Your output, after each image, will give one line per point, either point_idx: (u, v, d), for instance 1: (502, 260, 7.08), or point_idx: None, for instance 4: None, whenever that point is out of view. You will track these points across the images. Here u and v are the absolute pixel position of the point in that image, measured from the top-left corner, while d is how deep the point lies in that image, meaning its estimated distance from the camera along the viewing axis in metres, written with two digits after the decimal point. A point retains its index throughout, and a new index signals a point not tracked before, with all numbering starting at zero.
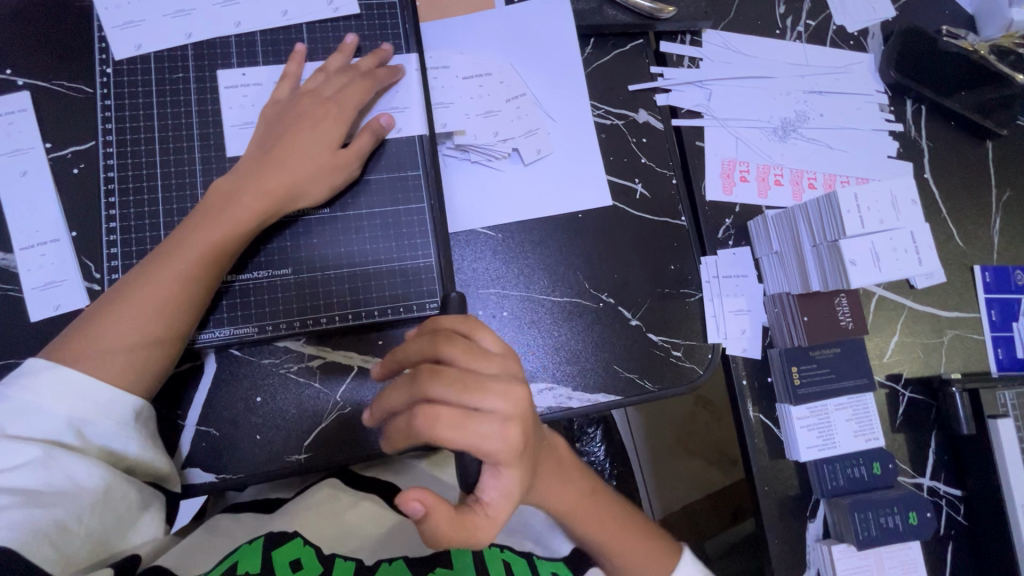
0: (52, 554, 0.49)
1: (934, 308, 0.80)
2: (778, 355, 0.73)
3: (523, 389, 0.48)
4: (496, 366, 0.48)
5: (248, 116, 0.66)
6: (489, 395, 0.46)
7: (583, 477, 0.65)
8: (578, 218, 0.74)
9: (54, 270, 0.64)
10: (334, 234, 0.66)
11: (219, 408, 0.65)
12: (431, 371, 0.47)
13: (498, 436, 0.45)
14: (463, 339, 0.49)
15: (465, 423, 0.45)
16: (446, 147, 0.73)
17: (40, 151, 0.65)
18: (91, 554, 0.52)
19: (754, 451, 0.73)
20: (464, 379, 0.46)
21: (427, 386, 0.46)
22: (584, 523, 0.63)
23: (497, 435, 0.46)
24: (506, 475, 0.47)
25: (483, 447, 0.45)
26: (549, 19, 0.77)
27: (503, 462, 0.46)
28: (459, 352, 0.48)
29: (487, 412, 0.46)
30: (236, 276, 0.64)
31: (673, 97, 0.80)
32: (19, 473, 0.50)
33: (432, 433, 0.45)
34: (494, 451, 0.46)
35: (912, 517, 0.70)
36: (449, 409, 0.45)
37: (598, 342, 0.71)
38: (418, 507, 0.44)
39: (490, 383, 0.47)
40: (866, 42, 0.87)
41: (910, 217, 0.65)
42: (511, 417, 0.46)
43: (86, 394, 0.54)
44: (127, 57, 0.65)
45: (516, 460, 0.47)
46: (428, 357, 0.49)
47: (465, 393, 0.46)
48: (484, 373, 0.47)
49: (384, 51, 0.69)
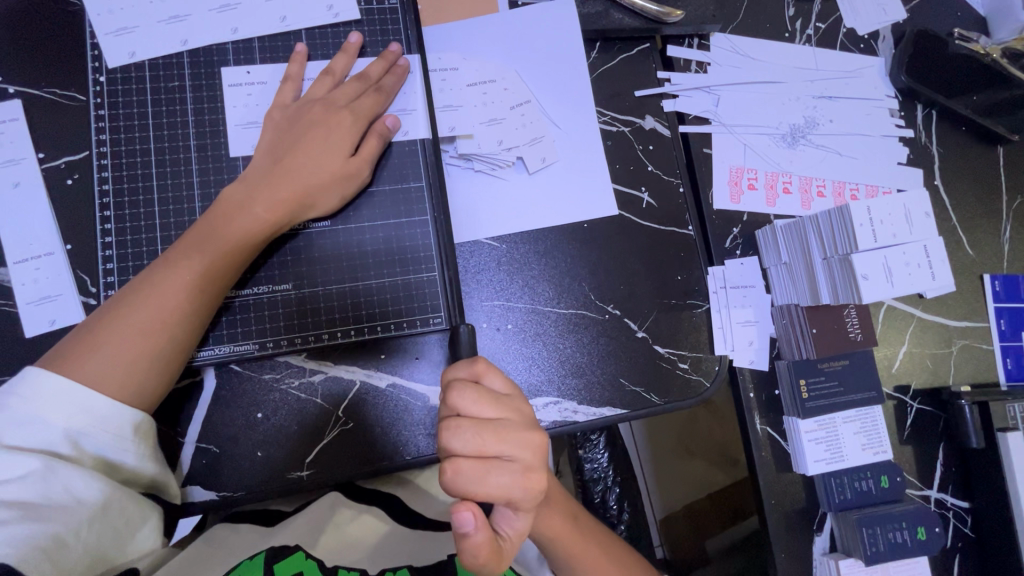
0: (49, 569, 0.48)
1: (943, 318, 0.79)
2: (785, 367, 0.72)
3: (538, 435, 0.49)
4: (509, 412, 0.49)
5: (254, 115, 0.65)
6: (507, 445, 0.47)
7: (573, 510, 0.69)
8: (584, 227, 0.73)
9: (49, 284, 0.62)
10: (337, 247, 0.65)
11: (219, 425, 0.64)
12: (450, 425, 0.47)
13: (520, 485, 0.47)
14: (474, 385, 0.49)
15: (488, 475, 0.46)
16: (450, 155, 0.72)
17: (32, 162, 0.63)
18: (90, 568, 0.51)
19: (761, 465, 0.72)
20: (482, 431, 0.47)
21: (447, 441, 0.47)
22: (578, 560, 0.66)
23: (519, 485, 0.47)
24: (521, 516, 0.49)
25: (507, 497, 0.47)
26: (554, 23, 0.76)
27: (522, 507, 0.48)
28: (472, 400, 0.48)
29: (508, 462, 0.47)
30: (237, 291, 0.62)
31: (681, 102, 0.78)
32: (16, 485, 0.48)
33: (456, 485, 0.46)
34: (517, 499, 0.47)
35: (921, 532, 0.70)
36: (471, 462, 0.47)
37: (605, 355, 0.70)
38: (471, 521, 0.45)
39: (508, 432, 0.48)
40: (877, 45, 0.85)
41: (924, 231, 0.64)
42: (531, 466, 0.48)
43: (84, 406, 0.53)
44: (121, 65, 0.63)
45: (533, 505, 0.49)
46: (443, 407, 0.50)
47: (485, 445, 0.47)
48: (499, 422, 0.48)
49: (392, 54, 0.67)
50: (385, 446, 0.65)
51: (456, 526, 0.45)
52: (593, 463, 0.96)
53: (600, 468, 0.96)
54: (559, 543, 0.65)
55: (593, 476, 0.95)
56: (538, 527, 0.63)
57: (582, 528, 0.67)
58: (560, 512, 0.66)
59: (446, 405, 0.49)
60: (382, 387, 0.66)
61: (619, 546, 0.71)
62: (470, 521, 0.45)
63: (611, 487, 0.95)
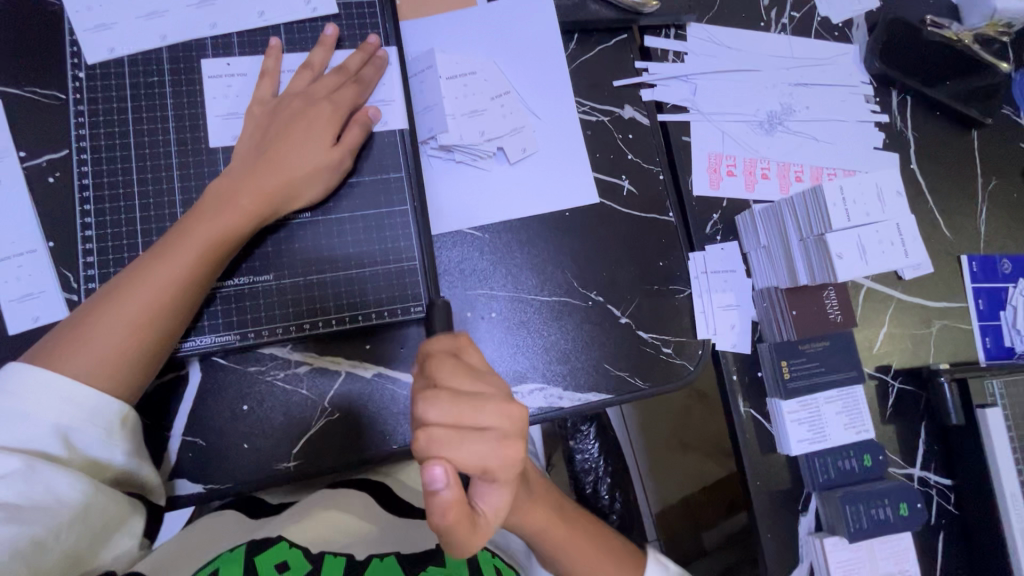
0: (25, 570, 0.47)
1: (922, 299, 0.81)
2: (768, 349, 0.73)
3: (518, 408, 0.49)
4: (487, 388, 0.50)
5: (235, 105, 0.65)
6: (484, 416, 0.48)
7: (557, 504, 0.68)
8: (565, 216, 0.73)
9: (32, 281, 0.62)
10: (316, 237, 0.65)
11: (205, 418, 0.64)
12: (426, 394, 0.47)
13: (496, 454, 0.47)
14: (452, 363, 0.50)
15: (462, 441, 0.46)
16: (431, 147, 0.72)
17: (14, 160, 0.64)
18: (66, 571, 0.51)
19: (745, 446, 0.73)
20: (458, 401, 0.48)
21: (422, 410, 0.47)
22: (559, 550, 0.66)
23: (495, 454, 0.48)
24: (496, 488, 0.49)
25: (482, 465, 0.47)
26: (531, 15, 0.77)
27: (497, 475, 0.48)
28: (450, 375, 0.49)
29: (484, 431, 0.47)
30: (221, 283, 0.63)
31: (659, 92, 0.79)
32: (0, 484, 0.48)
33: (429, 451, 0.46)
34: (493, 468, 0.48)
35: (903, 508, 0.70)
36: (447, 430, 0.46)
37: (590, 341, 0.71)
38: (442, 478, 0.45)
39: (485, 404, 0.48)
40: (851, 32, 0.86)
41: (896, 210, 0.66)
42: (508, 435, 0.48)
43: (71, 399, 0.53)
44: (101, 62, 0.64)
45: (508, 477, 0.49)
46: (420, 381, 0.50)
47: (461, 415, 0.47)
48: (477, 396, 0.48)
49: (371, 45, 0.67)
50: (372, 435, 0.66)
51: (426, 483, 0.45)
52: (583, 454, 0.96)
53: (589, 459, 0.95)
54: (539, 535, 0.65)
55: (584, 467, 0.95)
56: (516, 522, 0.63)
57: (564, 514, 0.68)
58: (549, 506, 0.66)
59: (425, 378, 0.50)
60: (369, 377, 0.67)
61: (604, 535, 0.71)
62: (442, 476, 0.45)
63: (602, 477, 0.94)
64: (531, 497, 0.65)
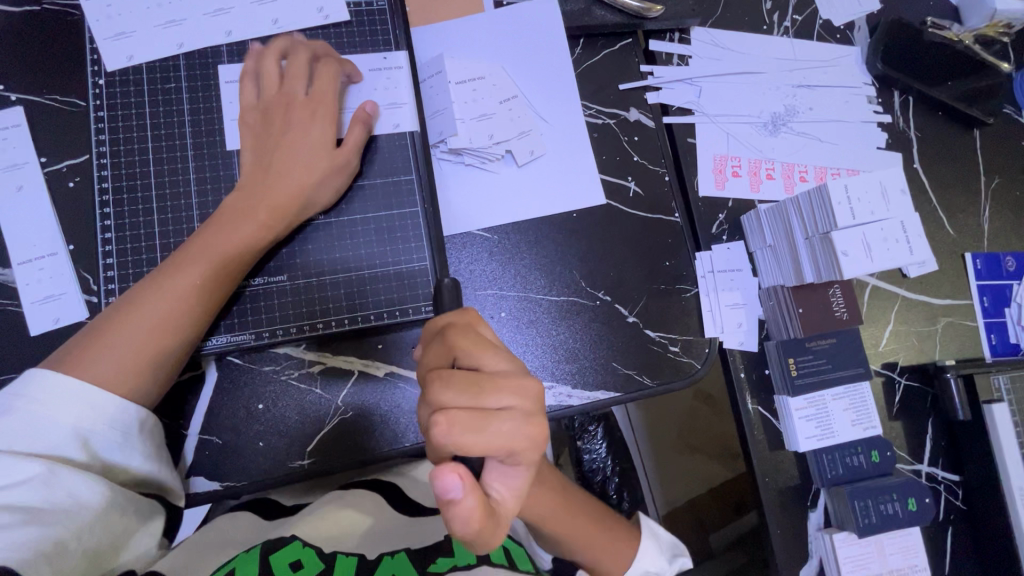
0: (48, 570, 0.48)
1: (927, 297, 0.81)
2: (774, 347, 0.74)
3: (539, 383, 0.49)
4: (506, 363, 0.49)
5: None
6: (507, 392, 0.47)
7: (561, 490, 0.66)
8: (573, 217, 0.75)
9: (53, 284, 0.64)
10: (328, 239, 0.67)
11: (221, 416, 0.65)
12: (441, 374, 0.46)
13: (522, 432, 0.46)
14: (472, 332, 0.49)
15: (484, 422, 0.45)
16: (440, 150, 0.74)
17: (35, 166, 0.65)
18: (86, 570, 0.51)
19: (753, 443, 0.74)
20: (477, 380, 0.46)
21: (438, 391, 0.46)
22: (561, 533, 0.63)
23: (520, 433, 0.46)
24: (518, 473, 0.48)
25: (507, 446, 0.46)
26: (538, 20, 0.78)
27: (522, 457, 0.47)
28: (471, 345, 0.48)
29: (506, 411, 0.46)
30: (249, 280, 0.64)
31: (664, 94, 0.80)
32: (21, 490, 0.49)
33: (450, 437, 0.45)
34: (517, 448, 0.46)
35: (912, 503, 0.71)
36: (468, 412, 0.45)
37: (598, 340, 0.72)
38: (456, 487, 0.43)
39: (505, 380, 0.47)
40: (852, 35, 0.88)
41: (900, 208, 0.67)
42: (532, 413, 0.47)
43: (90, 405, 0.54)
44: (120, 69, 0.65)
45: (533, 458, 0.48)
46: (437, 353, 0.49)
47: (483, 395, 0.46)
48: (498, 375, 0.47)
49: (346, 56, 0.68)
50: (384, 434, 0.67)
51: (441, 490, 0.43)
52: (593, 454, 0.97)
53: (598, 459, 0.97)
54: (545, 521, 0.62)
55: (593, 468, 0.96)
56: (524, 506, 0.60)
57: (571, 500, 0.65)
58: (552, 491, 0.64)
59: (442, 352, 0.49)
60: (381, 376, 0.68)
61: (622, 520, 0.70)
62: (456, 485, 0.43)
63: (610, 477, 0.94)
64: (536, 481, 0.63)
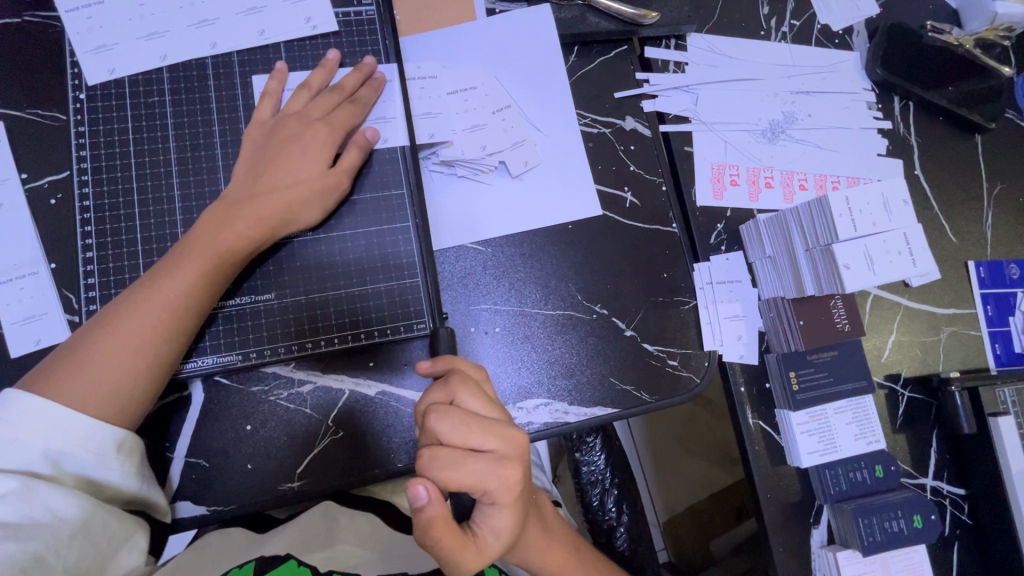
0: None
1: (930, 306, 0.80)
2: (776, 360, 0.72)
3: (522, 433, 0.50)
4: (496, 411, 0.51)
5: (235, 123, 0.65)
6: (492, 436, 0.48)
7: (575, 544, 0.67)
8: (568, 229, 0.73)
9: (34, 303, 0.62)
10: (316, 256, 0.65)
11: (208, 438, 0.63)
12: (437, 410, 0.48)
13: (496, 475, 0.48)
14: (476, 384, 0.51)
15: (464, 461, 0.47)
16: (432, 161, 0.72)
17: (15, 182, 0.64)
18: None
19: (754, 458, 0.72)
20: (469, 420, 0.48)
21: (433, 423, 0.48)
22: None
23: (494, 475, 0.48)
24: (498, 515, 0.50)
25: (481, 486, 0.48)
26: (530, 28, 0.77)
27: (498, 499, 0.49)
28: (473, 396, 0.50)
29: (486, 452, 0.48)
30: (224, 301, 0.62)
31: (660, 103, 0.79)
32: None
33: (431, 469, 0.47)
34: (491, 489, 0.48)
35: (917, 520, 0.70)
36: (452, 449, 0.47)
37: (595, 355, 0.70)
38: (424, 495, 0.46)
39: (491, 425, 0.49)
40: (851, 39, 0.86)
41: (903, 218, 0.65)
42: (508, 456, 0.49)
43: (64, 425, 0.52)
44: (102, 83, 0.64)
45: (510, 500, 0.49)
46: (438, 391, 0.51)
47: (468, 436, 0.48)
48: (486, 417, 0.49)
49: (331, 61, 0.67)
50: (375, 455, 0.65)
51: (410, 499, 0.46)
52: (590, 466, 0.92)
53: (596, 472, 0.92)
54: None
55: (590, 479, 0.92)
56: (532, 558, 0.61)
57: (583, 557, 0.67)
58: (563, 545, 0.64)
59: (443, 391, 0.51)
60: (371, 396, 0.66)
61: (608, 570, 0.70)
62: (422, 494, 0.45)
63: (609, 488, 0.91)
64: (550, 535, 0.63)
